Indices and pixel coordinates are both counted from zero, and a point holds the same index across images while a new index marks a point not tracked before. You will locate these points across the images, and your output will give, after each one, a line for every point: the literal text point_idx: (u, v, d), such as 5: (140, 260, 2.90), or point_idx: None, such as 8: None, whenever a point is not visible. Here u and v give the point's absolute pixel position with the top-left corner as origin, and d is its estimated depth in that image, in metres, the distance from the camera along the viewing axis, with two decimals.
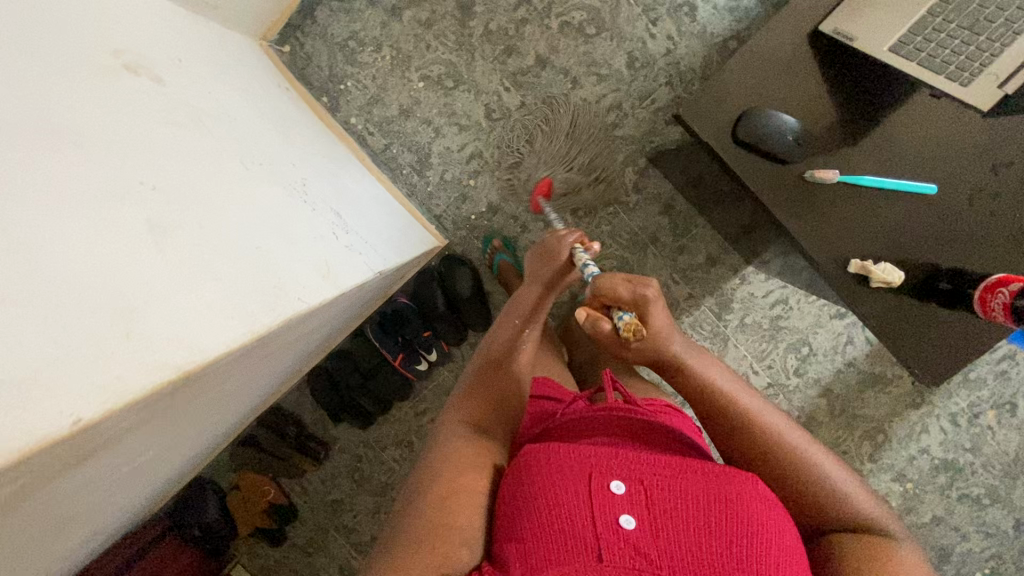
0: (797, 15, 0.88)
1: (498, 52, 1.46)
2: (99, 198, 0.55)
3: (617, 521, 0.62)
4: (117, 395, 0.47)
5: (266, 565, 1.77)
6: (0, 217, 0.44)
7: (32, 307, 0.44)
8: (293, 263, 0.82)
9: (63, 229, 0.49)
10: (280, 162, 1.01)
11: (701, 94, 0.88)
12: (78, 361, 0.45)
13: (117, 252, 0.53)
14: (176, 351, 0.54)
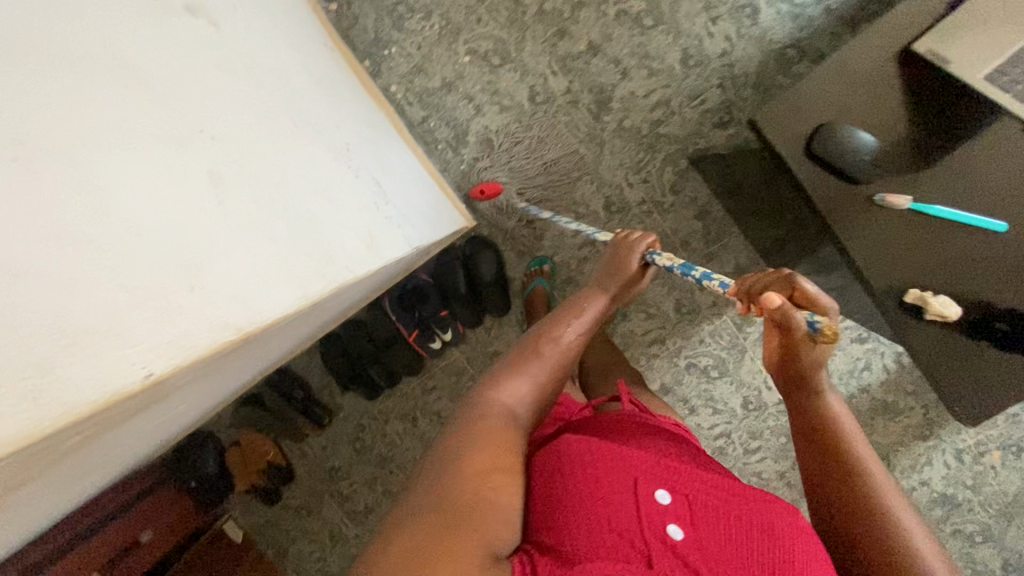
0: (884, 37, 0.87)
1: (550, 34, 1.42)
2: (162, 143, 0.53)
3: (664, 532, 0.59)
4: (184, 351, 0.46)
5: (257, 522, 1.78)
6: (74, 153, 0.43)
7: (105, 253, 0.42)
8: (340, 229, 0.80)
9: (133, 172, 0.48)
10: (325, 123, 0.98)
11: (781, 105, 0.85)
12: (150, 311, 0.44)
13: (183, 201, 0.52)
14: (237, 311, 0.53)
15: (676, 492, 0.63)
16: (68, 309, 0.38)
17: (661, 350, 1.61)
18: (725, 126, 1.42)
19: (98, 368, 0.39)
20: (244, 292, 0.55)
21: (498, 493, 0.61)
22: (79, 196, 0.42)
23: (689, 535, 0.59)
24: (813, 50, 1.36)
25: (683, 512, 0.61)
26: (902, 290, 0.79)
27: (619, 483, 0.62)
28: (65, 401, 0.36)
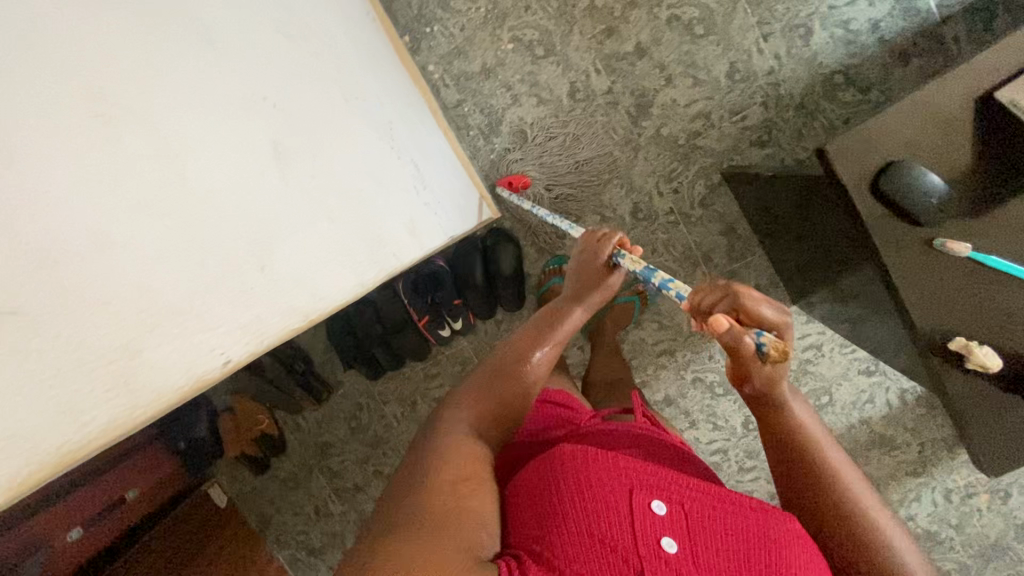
0: (974, 73, 0.73)
1: (598, 31, 1.39)
2: (232, 110, 0.54)
3: (658, 543, 0.59)
4: (256, 331, 0.56)
5: (243, 491, 1.75)
6: (162, 126, 0.47)
7: (188, 230, 0.48)
8: (386, 211, 0.79)
9: (209, 145, 0.51)
10: (372, 99, 0.95)
11: (851, 134, 0.73)
12: (224, 289, 0.52)
13: (252, 178, 0.55)
14: (301, 294, 0.62)
15: (675, 504, 0.62)
16: (151, 285, 0.45)
17: (669, 361, 1.59)
18: (763, 145, 1.40)
19: (174, 355, 0.48)
20: (302, 278, 0.61)
21: (466, 501, 0.60)
22: (159, 174, 0.46)
23: (682, 549, 0.59)
24: (861, 79, 1.34)
25: (679, 523, 0.61)
26: (946, 337, 0.74)
27: (615, 494, 0.61)
28: (152, 389, 0.46)
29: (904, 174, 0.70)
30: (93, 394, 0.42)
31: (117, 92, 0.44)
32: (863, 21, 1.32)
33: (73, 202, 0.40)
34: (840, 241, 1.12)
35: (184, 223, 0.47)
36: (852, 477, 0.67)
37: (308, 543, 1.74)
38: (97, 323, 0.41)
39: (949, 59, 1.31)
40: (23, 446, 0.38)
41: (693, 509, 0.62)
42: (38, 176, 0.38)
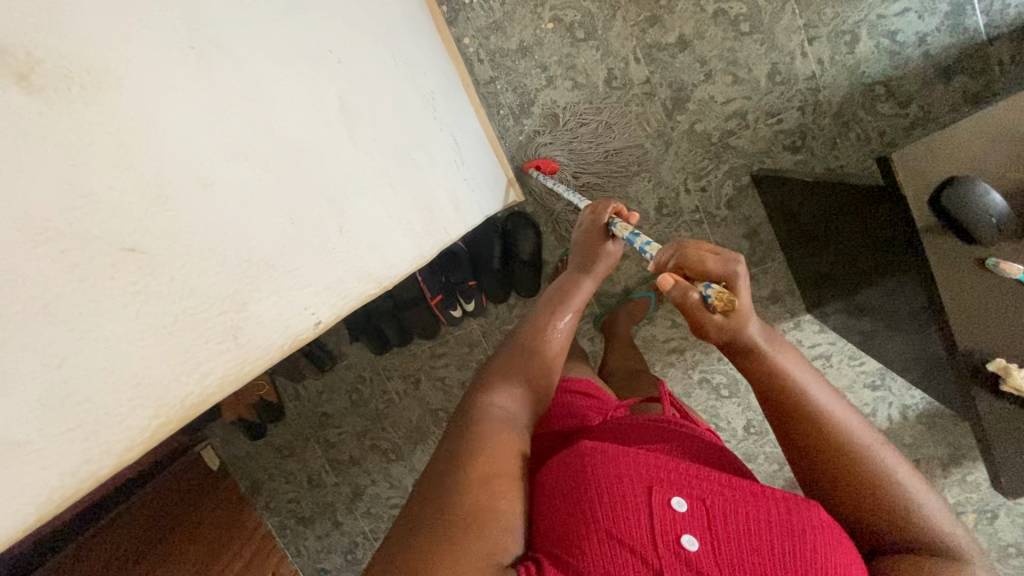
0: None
1: (641, 19, 1.36)
2: (303, 59, 0.52)
3: (678, 541, 0.52)
4: (337, 295, 0.52)
5: (234, 456, 1.69)
6: (248, 68, 0.45)
7: (274, 181, 0.45)
8: (434, 182, 0.77)
9: (288, 94, 0.49)
10: (419, 66, 0.92)
11: (917, 144, 0.73)
12: (308, 246, 0.48)
13: (322, 133, 0.53)
14: (372, 260, 0.58)
15: (699, 498, 0.55)
16: (252, 233, 0.42)
17: (678, 360, 1.54)
18: (796, 150, 1.38)
19: (280, 309, 0.45)
20: (375, 245, 0.59)
21: (495, 502, 0.55)
22: (247, 112, 0.43)
23: (706, 547, 0.52)
24: (900, 93, 1.33)
25: (702, 519, 0.53)
26: (985, 357, 0.74)
27: (630, 488, 0.55)
28: (261, 343, 0.43)
29: (968, 190, 0.68)
30: (208, 348, 0.38)
31: (211, 27, 0.41)
32: (910, 34, 1.30)
33: (177, 129, 0.37)
34: (869, 254, 1.10)
35: (276, 170, 0.45)
36: (875, 446, 0.54)
37: (297, 513, 1.72)
38: (210, 268, 0.38)
39: (991, 80, 1.30)
40: (146, 395, 0.35)
41: (717, 504, 0.54)
42: (144, 97, 0.35)
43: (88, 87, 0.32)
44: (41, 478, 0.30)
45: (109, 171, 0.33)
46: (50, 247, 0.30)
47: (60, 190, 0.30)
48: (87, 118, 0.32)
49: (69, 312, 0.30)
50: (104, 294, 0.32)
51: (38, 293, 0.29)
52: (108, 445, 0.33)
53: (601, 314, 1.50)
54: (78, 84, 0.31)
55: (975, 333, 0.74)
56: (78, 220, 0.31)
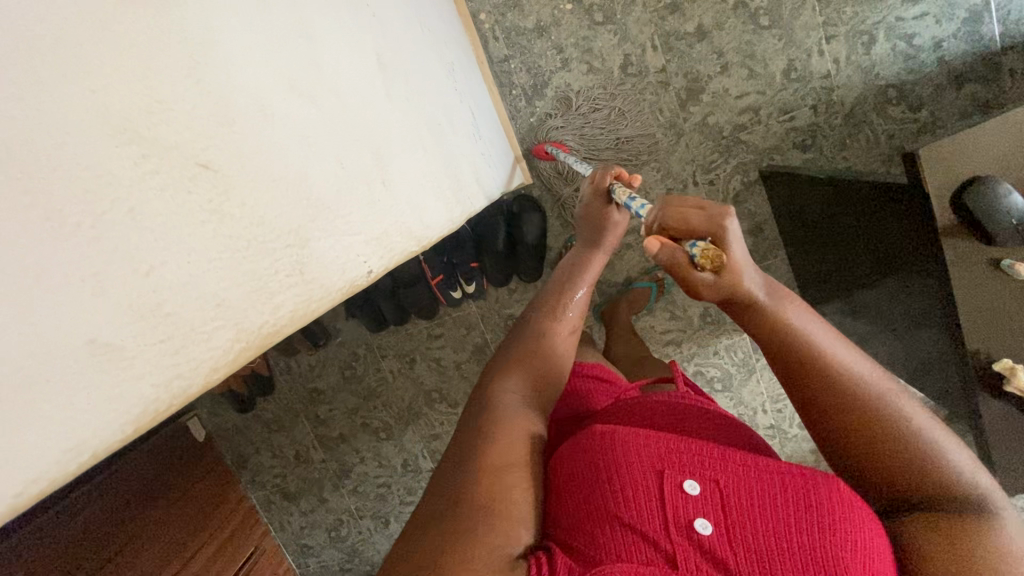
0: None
1: (661, 6, 1.34)
2: (346, 5, 0.53)
3: (689, 525, 0.49)
4: (384, 249, 0.54)
5: (222, 427, 1.67)
6: (301, 8, 0.46)
7: (326, 124, 0.47)
8: (460, 147, 0.77)
9: (333, 39, 0.50)
10: (443, 32, 0.91)
11: (944, 142, 0.73)
12: (355, 192, 0.50)
13: (364, 82, 0.54)
14: (414, 219, 0.60)
15: (713, 479, 0.51)
16: (308, 170, 0.44)
17: (673, 352, 1.54)
18: (805, 149, 1.39)
19: (337, 253, 0.47)
20: (416, 203, 0.61)
21: (503, 492, 0.52)
22: (299, 50, 0.45)
23: (721, 530, 0.49)
24: (912, 97, 1.34)
25: (716, 500, 0.50)
26: (991, 357, 0.75)
27: (640, 474, 0.51)
28: (322, 282, 0.45)
29: (990, 189, 0.69)
30: (277, 279, 0.41)
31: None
32: (926, 38, 1.30)
33: (242, 57, 0.39)
34: (874, 255, 1.11)
35: (327, 110, 0.47)
36: (897, 399, 0.52)
37: (283, 487, 1.71)
38: (273, 197, 0.41)
39: (1000, 90, 1.31)
40: (224, 317, 0.37)
41: (732, 487, 0.50)
42: (210, 19, 0.37)
43: None
44: (137, 390, 0.32)
45: (183, 86, 0.34)
46: (132, 149, 0.31)
47: (138, 94, 0.32)
48: (159, 21, 0.33)
49: (150, 220, 0.32)
50: (180, 203, 0.34)
51: (123, 195, 0.31)
52: (198, 362, 0.35)
53: (601, 302, 1.50)
54: None
55: (984, 335, 0.75)
56: (156, 126, 0.33)
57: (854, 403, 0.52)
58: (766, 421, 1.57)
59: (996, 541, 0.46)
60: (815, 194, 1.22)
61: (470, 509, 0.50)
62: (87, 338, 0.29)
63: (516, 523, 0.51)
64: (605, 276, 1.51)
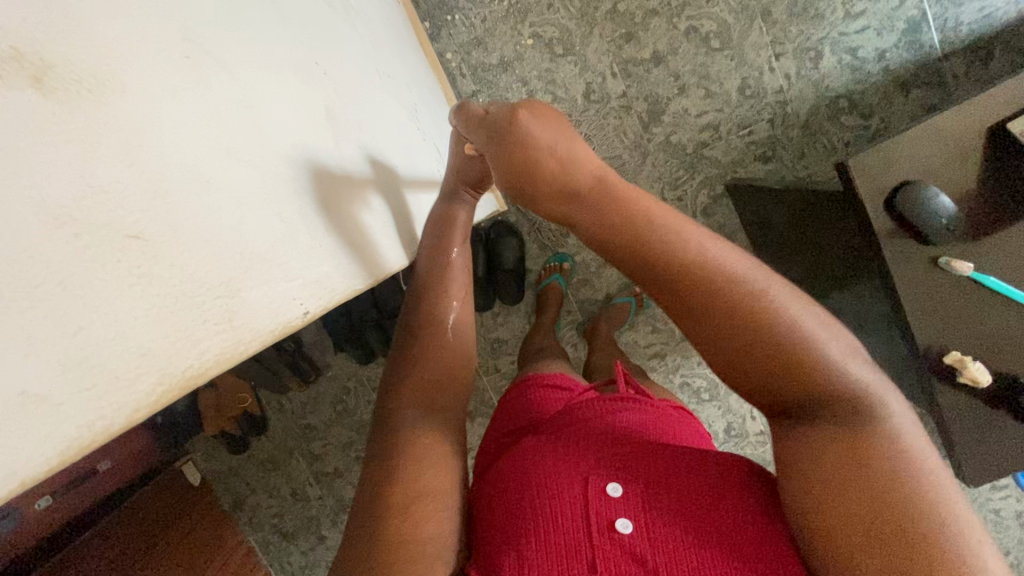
0: (990, 101, 0.78)
1: (617, 36, 1.40)
2: (293, 68, 0.58)
3: (609, 524, 0.52)
4: (330, 292, 0.58)
5: (216, 471, 1.67)
6: (247, 76, 0.50)
7: (265, 180, 0.51)
8: (407, 185, 0.82)
9: (278, 102, 0.54)
10: (403, 78, 0.94)
11: (873, 150, 0.78)
12: (293, 236, 0.54)
13: (308, 135, 0.58)
14: (357, 263, 0.64)
15: (634, 481, 0.55)
16: (242, 227, 0.47)
17: (659, 365, 1.56)
18: (766, 160, 1.44)
19: (269, 299, 0.50)
20: (358, 244, 0.65)
21: (425, 525, 0.52)
22: (243, 117, 0.49)
23: (641, 530, 0.51)
24: (862, 105, 1.40)
25: (635, 502, 0.53)
26: (943, 350, 0.79)
27: (561, 483, 0.55)
28: (253, 327, 0.47)
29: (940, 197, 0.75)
30: (205, 328, 0.43)
31: (203, 38, 0.46)
32: (869, 50, 1.37)
33: (174, 134, 0.42)
34: (841, 258, 1.13)
35: (265, 171, 0.51)
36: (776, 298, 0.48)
37: (280, 528, 1.69)
38: (204, 257, 0.43)
39: (944, 93, 1.38)
40: (150, 364, 0.38)
41: (652, 491, 0.54)
42: (147, 101, 0.40)
43: (94, 91, 0.36)
44: (61, 430, 0.34)
45: (117, 165, 0.37)
46: (66, 229, 0.34)
47: (71, 183, 0.34)
48: (95, 114, 0.36)
49: (82, 288, 0.34)
50: (111, 272, 0.36)
51: (55, 267, 0.33)
52: (120, 405, 0.37)
53: (583, 320, 1.53)
54: (86, 91, 0.35)
55: (930, 328, 0.79)
56: (90, 211, 0.35)
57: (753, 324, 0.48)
58: (756, 427, 1.56)
59: (892, 447, 0.44)
60: (781, 206, 1.26)
61: (392, 542, 0.51)
62: (17, 390, 0.31)
63: (440, 551, 0.53)
64: (585, 294, 1.54)
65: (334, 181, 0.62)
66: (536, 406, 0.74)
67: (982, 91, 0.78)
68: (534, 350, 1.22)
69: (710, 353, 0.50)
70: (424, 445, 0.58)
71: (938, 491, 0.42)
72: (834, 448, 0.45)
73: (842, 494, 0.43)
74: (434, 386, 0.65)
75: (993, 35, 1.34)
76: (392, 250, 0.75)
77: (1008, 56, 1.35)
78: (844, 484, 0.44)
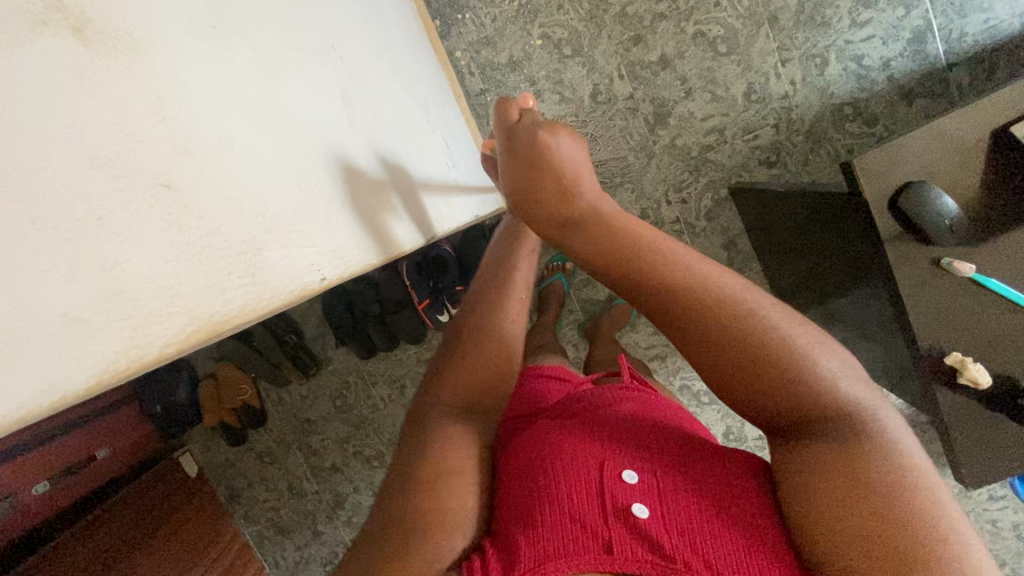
0: (996, 106, 0.79)
1: (625, 38, 1.41)
2: (312, 50, 0.59)
3: (626, 510, 0.50)
4: (344, 265, 0.59)
5: (213, 462, 1.66)
6: (270, 52, 0.52)
7: (287, 149, 0.52)
8: (418, 173, 0.83)
9: (298, 81, 0.55)
10: (414, 70, 0.95)
11: (878, 150, 0.79)
12: (310, 203, 0.54)
13: (326, 115, 0.59)
14: (369, 241, 0.65)
15: (646, 471, 0.54)
16: (264, 192, 0.48)
17: (659, 367, 1.57)
18: (771, 165, 1.46)
19: (289, 260, 0.50)
20: (370, 223, 0.66)
21: (448, 504, 0.53)
22: (266, 90, 0.50)
23: (657, 516, 0.49)
24: (867, 113, 1.41)
25: (651, 489, 0.52)
26: (943, 352, 0.80)
27: (575, 470, 0.54)
28: (274, 284, 0.48)
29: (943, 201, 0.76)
30: (228, 275, 0.44)
31: (230, 12, 0.47)
32: (875, 58, 1.38)
33: (201, 97, 0.43)
34: (843, 262, 1.13)
35: (287, 143, 0.52)
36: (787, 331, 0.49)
37: (276, 521, 1.68)
38: (228, 213, 0.44)
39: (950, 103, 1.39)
40: (181, 304, 0.40)
41: (666, 481, 0.53)
42: (177, 66, 0.41)
43: (132, 49, 0.38)
44: (99, 351, 0.36)
45: (148, 119, 0.39)
46: (104, 170, 0.36)
47: (107, 128, 0.36)
48: (131, 69, 0.38)
49: (118, 224, 0.36)
50: (143, 214, 0.38)
51: (93, 205, 0.35)
52: (153, 339, 0.38)
53: (585, 320, 1.54)
54: (122, 48, 0.37)
55: (931, 328, 0.80)
56: (126, 156, 0.37)
57: (761, 356, 0.48)
58: (755, 432, 1.56)
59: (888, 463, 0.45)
60: (783, 209, 1.27)
61: (413, 519, 0.52)
62: (60, 311, 0.34)
63: (458, 528, 0.53)
64: (588, 294, 1.55)
65: (351, 160, 0.63)
66: (546, 398, 0.73)
67: (989, 96, 0.79)
68: (534, 347, 1.22)
69: (715, 380, 0.52)
70: (462, 435, 0.60)
71: (933, 513, 0.42)
72: (834, 463, 0.45)
73: (843, 513, 0.43)
74: (454, 372, 0.65)
75: (999, 46, 1.35)
76: (404, 233, 0.76)
77: (1012, 68, 1.36)
78: (841, 500, 0.44)
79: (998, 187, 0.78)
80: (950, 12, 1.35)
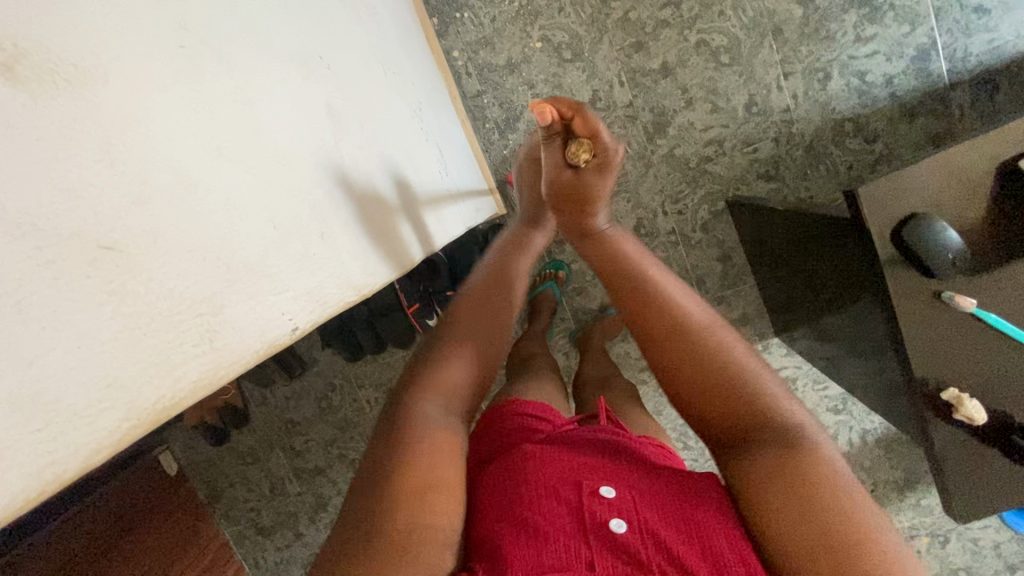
0: (1005, 138, 0.77)
1: (627, 44, 1.38)
2: (294, 65, 0.56)
3: (605, 524, 0.51)
4: (320, 304, 0.56)
5: (194, 461, 1.63)
6: (243, 72, 0.49)
7: (258, 185, 0.49)
8: (410, 188, 0.80)
9: (275, 103, 0.52)
10: (406, 72, 0.91)
11: (883, 180, 0.76)
12: (281, 244, 0.51)
13: (305, 138, 0.56)
14: (355, 269, 0.63)
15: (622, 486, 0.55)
16: (231, 235, 0.45)
17: (650, 378, 1.55)
18: (769, 179, 1.44)
19: (254, 316, 0.47)
20: (358, 249, 0.64)
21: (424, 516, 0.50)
22: (237, 115, 0.47)
23: (633, 526, 0.50)
24: (867, 130, 1.40)
25: (628, 502, 0.53)
26: (939, 386, 0.79)
27: (553, 491, 0.54)
28: (236, 346, 0.45)
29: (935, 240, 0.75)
30: (181, 350, 0.40)
31: (201, 30, 0.45)
32: (878, 75, 1.36)
33: (161, 132, 0.40)
34: (834, 283, 1.11)
35: (262, 173, 0.49)
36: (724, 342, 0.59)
37: (257, 522, 1.65)
38: (188, 267, 0.41)
39: (950, 124, 1.38)
40: (115, 397, 0.35)
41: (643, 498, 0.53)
42: (130, 95, 0.38)
43: (74, 82, 0.34)
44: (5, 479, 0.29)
45: (90, 164, 0.34)
46: (27, 243, 0.30)
47: (41, 184, 0.31)
48: (71, 107, 0.34)
49: (39, 310, 0.31)
50: (75, 288, 0.33)
51: (14, 288, 0.29)
52: (76, 447, 0.33)
53: (576, 329, 1.52)
54: (63, 80, 0.33)
55: (930, 363, 0.78)
56: (58, 217, 0.32)
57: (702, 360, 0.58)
58: None
59: (830, 485, 0.48)
60: (780, 225, 1.25)
61: (393, 530, 0.48)
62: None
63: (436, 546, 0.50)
64: (579, 302, 1.53)
65: (338, 181, 0.61)
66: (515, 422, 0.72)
67: (995, 127, 0.77)
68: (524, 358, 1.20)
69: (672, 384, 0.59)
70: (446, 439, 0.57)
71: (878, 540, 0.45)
72: (781, 479, 0.49)
73: (801, 533, 0.46)
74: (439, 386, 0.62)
75: (1003, 68, 1.34)
76: (399, 255, 0.74)
77: (1014, 90, 1.35)
78: (776, 486, 0.49)
79: (998, 221, 0.77)
80: (955, 30, 1.33)
